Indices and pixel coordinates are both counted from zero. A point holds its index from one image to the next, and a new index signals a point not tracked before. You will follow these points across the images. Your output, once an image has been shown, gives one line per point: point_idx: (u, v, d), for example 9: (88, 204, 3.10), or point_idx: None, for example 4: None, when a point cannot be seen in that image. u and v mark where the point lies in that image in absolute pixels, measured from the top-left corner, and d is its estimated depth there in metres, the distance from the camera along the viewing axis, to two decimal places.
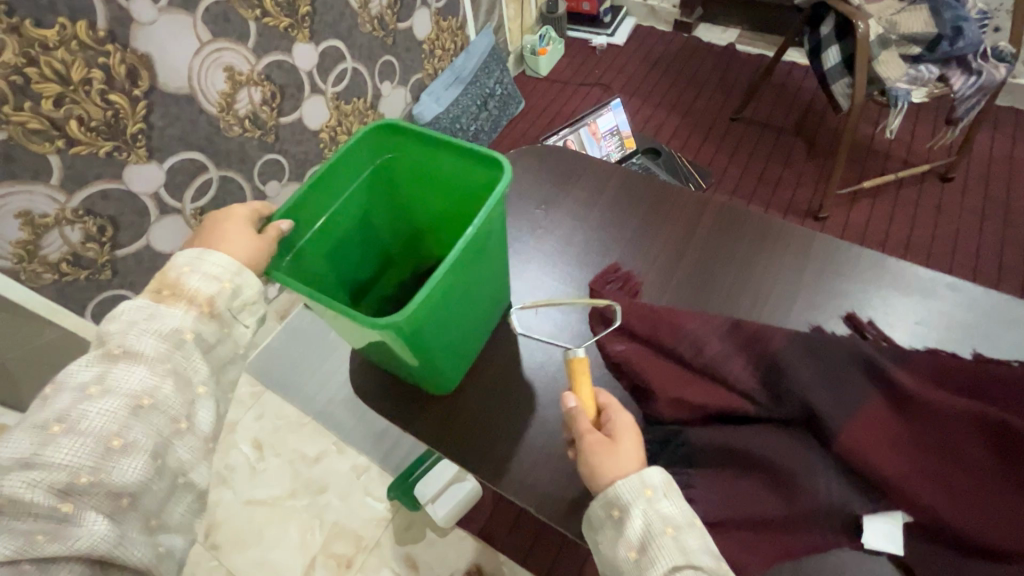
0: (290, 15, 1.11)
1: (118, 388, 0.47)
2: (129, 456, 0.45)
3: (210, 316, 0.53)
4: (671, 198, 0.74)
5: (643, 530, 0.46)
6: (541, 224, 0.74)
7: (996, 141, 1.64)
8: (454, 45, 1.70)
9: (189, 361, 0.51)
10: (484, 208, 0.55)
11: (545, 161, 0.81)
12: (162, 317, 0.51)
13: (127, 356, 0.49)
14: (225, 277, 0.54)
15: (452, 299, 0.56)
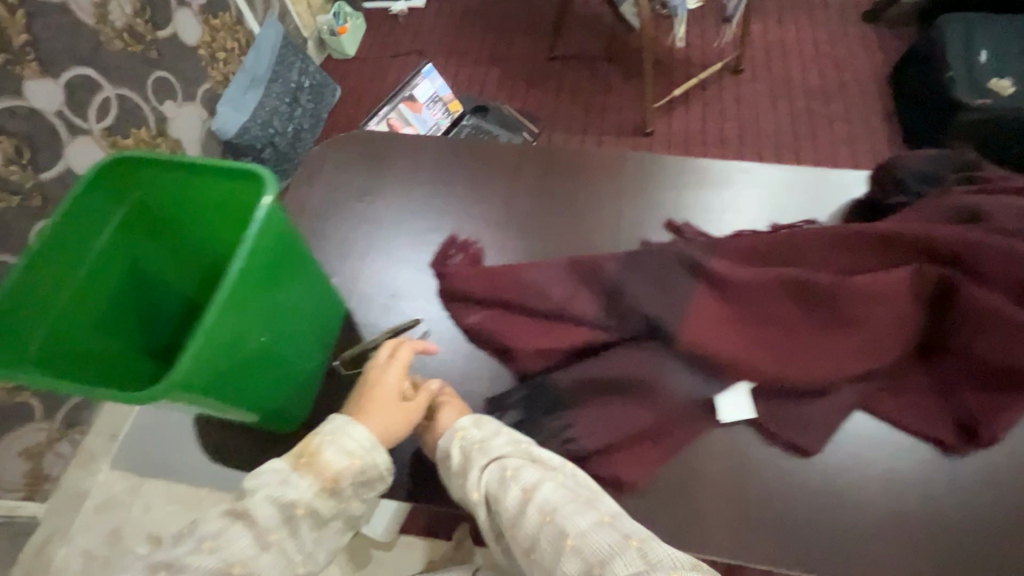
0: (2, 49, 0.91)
1: (229, 549, 0.45)
2: None
3: (329, 492, 0.50)
4: (489, 154, 0.73)
5: (499, 480, 0.48)
6: (368, 217, 0.70)
7: (768, 28, 1.84)
8: (237, 44, 1.52)
9: (291, 535, 0.48)
10: (253, 232, 0.47)
11: (354, 149, 0.75)
12: (291, 485, 0.49)
13: (244, 520, 0.47)
14: (359, 451, 0.51)
15: (250, 343, 0.49)
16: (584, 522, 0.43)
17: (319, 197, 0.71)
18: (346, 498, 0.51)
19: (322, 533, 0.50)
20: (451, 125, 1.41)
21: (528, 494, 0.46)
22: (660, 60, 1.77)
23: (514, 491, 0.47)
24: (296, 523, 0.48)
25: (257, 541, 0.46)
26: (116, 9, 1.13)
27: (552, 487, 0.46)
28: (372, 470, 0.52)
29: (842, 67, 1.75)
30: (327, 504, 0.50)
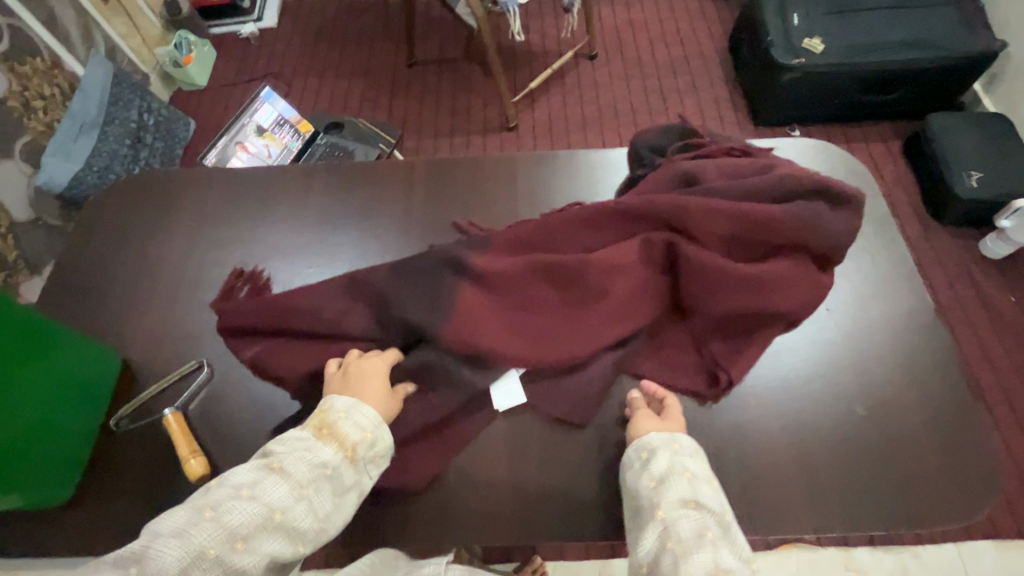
0: None
1: (268, 496, 0.49)
2: (254, 553, 0.46)
3: (352, 461, 0.55)
4: (273, 185, 0.81)
5: (661, 465, 0.55)
6: (156, 257, 0.76)
7: (615, 12, 1.92)
8: (59, 89, 1.41)
9: (319, 496, 0.52)
10: None
11: (148, 196, 0.82)
12: (316, 452, 0.54)
13: (280, 475, 0.51)
14: (368, 428, 0.57)
15: None
16: (731, 560, 0.48)
17: (111, 246, 0.78)
18: (360, 470, 0.56)
19: (340, 499, 0.54)
20: (304, 146, 1.37)
21: (685, 510, 0.51)
22: (517, 55, 1.80)
23: (683, 492, 0.53)
24: (321, 483, 0.53)
25: (293, 494, 0.51)
26: None
27: (699, 517, 0.50)
28: (380, 446, 0.58)
29: (686, 41, 1.85)
30: (346, 473, 0.55)
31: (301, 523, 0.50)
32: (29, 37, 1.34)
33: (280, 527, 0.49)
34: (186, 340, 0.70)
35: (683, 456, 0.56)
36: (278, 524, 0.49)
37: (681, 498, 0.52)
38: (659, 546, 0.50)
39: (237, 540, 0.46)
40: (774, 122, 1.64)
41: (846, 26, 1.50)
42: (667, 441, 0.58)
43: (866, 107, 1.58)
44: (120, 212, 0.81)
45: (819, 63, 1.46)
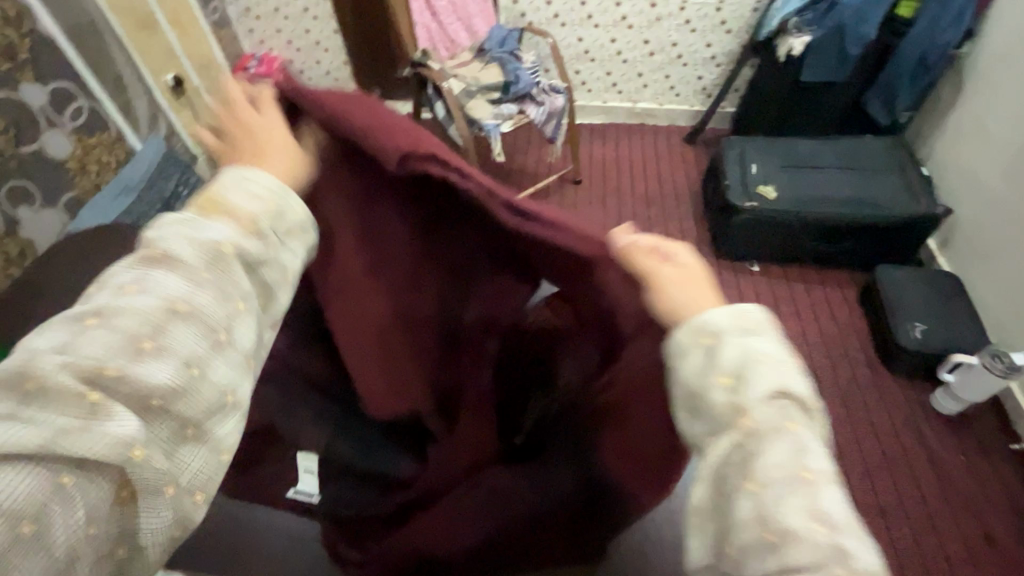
0: None
1: (155, 286, 0.37)
2: (161, 362, 0.35)
3: (252, 230, 0.43)
4: None
5: (718, 346, 0.41)
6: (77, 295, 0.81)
7: (605, 147, 2.17)
8: (115, 159, 1.71)
9: (230, 276, 0.40)
10: None
11: (91, 239, 0.87)
12: (203, 225, 0.41)
13: (168, 262, 0.39)
14: (267, 193, 0.45)
15: None
16: (793, 453, 0.35)
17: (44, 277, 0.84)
18: (272, 238, 0.44)
19: (260, 276, 0.43)
20: None
21: (772, 400, 0.37)
22: (508, 173, 2.04)
23: (769, 378, 0.38)
24: (223, 260, 0.40)
25: (187, 278, 0.38)
26: None
27: (782, 405, 0.37)
28: (288, 209, 0.46)
29: (666, 177, 2.04)
30: (250, 243, 0.42)
31: (210, 307, 0.38)
32: (101, 117, 1.65)
33: (189, 314, 0.37)
34: None
35: (734, 331, 0.41)
36: (176, 312, 0.37)
37: (730, 383, 0.39)
38: (724, 430, 0.38)
39: (143, 341, 0.35)
40: (734, 257, 1.74)
41: (799, 179, 1.64)
42: (705, 325, 0.41)
43: (816, 253, 1.67)
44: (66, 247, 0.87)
45: (770, 209, 1.59)
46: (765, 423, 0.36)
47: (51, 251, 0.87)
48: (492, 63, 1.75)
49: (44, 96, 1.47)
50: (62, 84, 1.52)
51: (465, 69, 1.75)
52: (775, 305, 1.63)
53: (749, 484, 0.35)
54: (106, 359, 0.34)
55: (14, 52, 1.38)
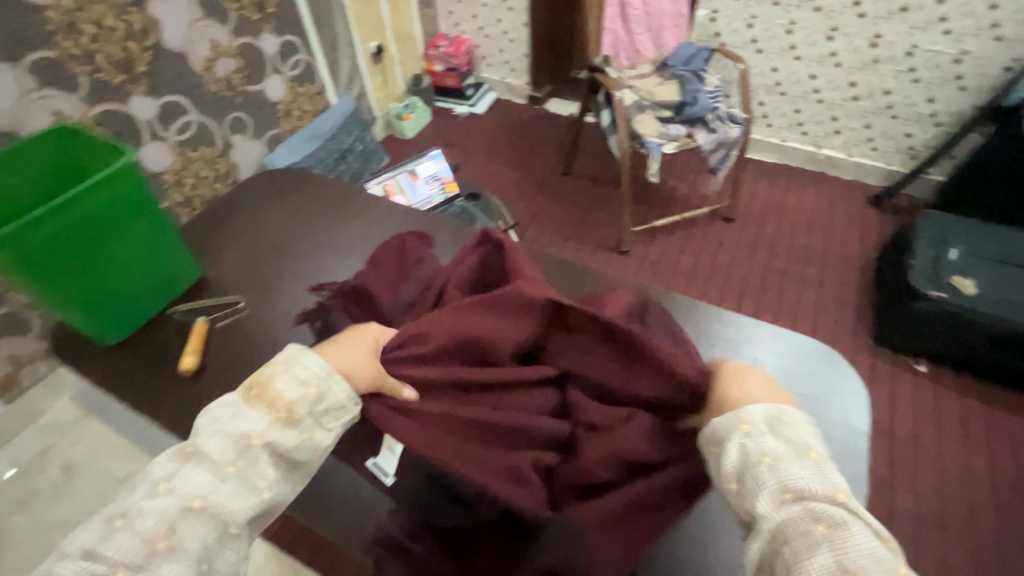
0: (125, 72, 1.31)
1: (184, 485, 0.51)
2: (171, 558, 0.47)
3: (285, 421, 0.56)
4: (366, 201, 0.92)
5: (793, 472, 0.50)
6: (256, 217, 0.92)
7: (770, 191, 1.98)
8: (314, 108, 1.94)
9: (251, 466, 0.53)
10: (107, 170, 0.67)
11: (282, 176, 1.00)
12: (243, 421, 0.55)
13: (200, 462, 0.52)
14: (312, 381, 0.58)
15: (79, 249, 0.67)
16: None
17: (239, 195, 0.97)
18: (303, 427, 0.57)
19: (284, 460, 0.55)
20: (443, 201, 1.63)
21: (782, 509, 0.48)
22: (656, 195, 1.96)
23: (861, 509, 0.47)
24: (251, 452, 0.54)
25: (213, 475, 0.52)
26: (222, 65, 1.54)
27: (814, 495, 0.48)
28: (327, 400, 0.58)
29: (834, 237, 1.81)
30: (282, 432, 0.55)
31: (230, 502, 0.51)
32: (312, 71, 1.88)
33: (203, 510, 0.50)
34: (233, 281, 0.83)
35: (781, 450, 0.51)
36: (196, 508, 0.50)
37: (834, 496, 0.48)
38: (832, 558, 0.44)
39: (159, 541, 0.47)
40: (897, 348, 1.49)
41: (1012, 279, 1.35)
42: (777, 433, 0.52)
43: (1016, 375, 1.36)
44: (262, 178, 1.00)
45: (962, 305, 1.33)
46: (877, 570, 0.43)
47: (248, 180, 1.00)
48: (672, 81, 1.67)
49: (276, 45, 1.71)
50: (291, 38, 1.76)
51: (643, 82, 1.70)
52: (936, 420, 1.37)
53: None
54: (140, 550, 0.47)
55: (264, 5, 1.62)
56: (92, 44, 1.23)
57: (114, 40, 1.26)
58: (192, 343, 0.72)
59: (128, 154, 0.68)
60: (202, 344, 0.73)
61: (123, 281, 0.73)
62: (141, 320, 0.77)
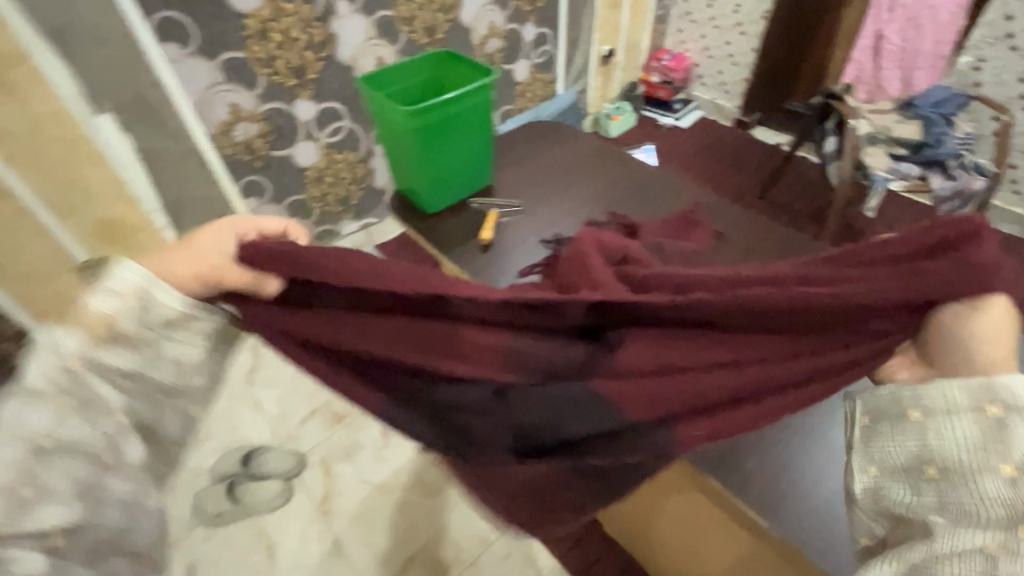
0: (427, 37, 1.68)
1: (25, 424, 0.46)
2: (45, 503, 0.45)
3: (111, 334, 0.51)
4: (618, 159, 1.11)
5: (968, 425, 0.48)
6: (527, 151, 1.13)
7: None
8: (544, 93, 2.19)
9: (92, 387, 0.50)
10: (472, 85, 0.88)
11: (548, 128, 1.20)
12: (68, 347, 0.49)
13: (30, 400, 0.47)
14: (130, 291, 0.52)
15: (437, 138, 0.89)
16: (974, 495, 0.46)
17: (514, 134, 1.19)
18: (149, 338, 0.53)
19: (133, 377, 0.53)
20: None
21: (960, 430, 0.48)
22: (859, 237, 1.87)
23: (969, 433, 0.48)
24: (90, 376, 0.50)
25: (58, 410, 0.48)
26: (491, 43, 1.86)
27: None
28: (160, 306, 0.53)
29: None
30: (120, 348, 0.52)
31: (81, 430, 0.48)
32: (552, 62, 2.12)
33: (66, 447, 0.47)
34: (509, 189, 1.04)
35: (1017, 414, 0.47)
36: (45, 448, 0.46)
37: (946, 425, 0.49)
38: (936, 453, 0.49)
39: (17, 489, 0.44)
40: None
41: None
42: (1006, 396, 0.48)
43: None
44: (532, 127, 1.21)
45: None
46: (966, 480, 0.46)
47: (516, 127, 1.23)
48: (915, 120, 1.61)
49: (533, 35, 1.97)
50: (546, 31, 2.01)
51: (880, 117, 1.65)
52: None
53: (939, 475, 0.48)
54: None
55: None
56: (415, 11, 1.60)
57: (429, 10, 1.63)
58: (487, 224, 0.93)
59: (494, 72, 0.90)
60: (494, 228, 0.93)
61: (453, 166, 0.94)
62: (448, 204, 0.99)
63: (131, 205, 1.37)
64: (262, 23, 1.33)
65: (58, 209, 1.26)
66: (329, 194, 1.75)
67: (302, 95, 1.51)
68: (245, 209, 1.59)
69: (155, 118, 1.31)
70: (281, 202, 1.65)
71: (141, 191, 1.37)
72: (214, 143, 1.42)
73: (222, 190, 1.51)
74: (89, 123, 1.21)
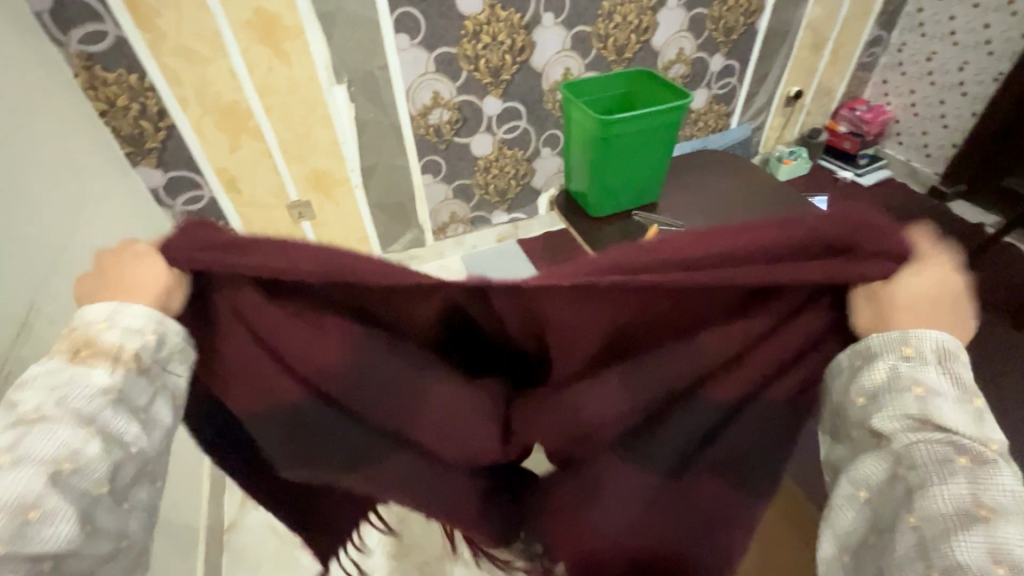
0: (616, 56, 1.75)
1: (27, 449, 0.41)
2: (50, 524, 0.40)
3: (136, 369, 0.47)
4: (793, 202, 1.07)
5: (845, 377, 0.50)
6: (697, 177, 1.15)
7: None
8: (715, 125, 2.15)
9: (114, 416, 0.45)
10: (666, 106, 0.93)
11: (724, 159, 1.21)
12: (78, 380, 0.44)
13: (38, 421, 0.42)
14: (139, 324, 0.47)
15: (621, 150, 0.95)
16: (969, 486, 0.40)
17: (688, 160, 1.21)
18: (160, 374, 0.48)
19: (145, 412, 0.47)
20: None
21: (920, 434, 0.43)
22: None
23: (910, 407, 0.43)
24: (104, 410, 0.44)
25: (79, 432, 0.43)
26: (675, 69, 1.88)
27: (897, 417, 0.44)
28: (169, 339, 0.49)
29: None
30: (134, 378, 0.47)
31: (98, 456, 0.43)
32: (733, 95, 2.08)
33: (71, 476, 0.42)
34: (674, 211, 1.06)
35: (894, 358, 0.46)
36: (56, 475, 0.41)
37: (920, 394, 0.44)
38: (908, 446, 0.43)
39: (28, 511, 0.39)
40: None
41: None
42: (868, 347, 0.48)
43: None
44: (706, 156, 1.22)
45: None
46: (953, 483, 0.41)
47: (689, 152, 1.25)
48: None
49: (720, 66, 1.95)
50: (734, 63, 1.97)
51: None
52: None
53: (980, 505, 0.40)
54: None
55: (731, 32, 1.87)
56: (612, 29, 1.68)
57: (625, 30, 1.70)
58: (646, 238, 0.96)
59: (690, 94, 0.92)
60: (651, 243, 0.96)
61: (624, 177, 0.98)
62: (612, 213, 1.04)
63: (338, 162, 1.63)
64: (477, 25, 1.50)
65: (288, 154, 1.55)
66: (491, 184, 1.91)
67: (493, 92, 1.67)
68: (421, 183, 1.79)
69: (375, 94, 1.53)
70: (450, 182, 1.84)
71: (349, 153, 1.62)
72: (412, 122, 1.63)
73: (407, 163, 1.72)
74: (327, 91, 1.47)
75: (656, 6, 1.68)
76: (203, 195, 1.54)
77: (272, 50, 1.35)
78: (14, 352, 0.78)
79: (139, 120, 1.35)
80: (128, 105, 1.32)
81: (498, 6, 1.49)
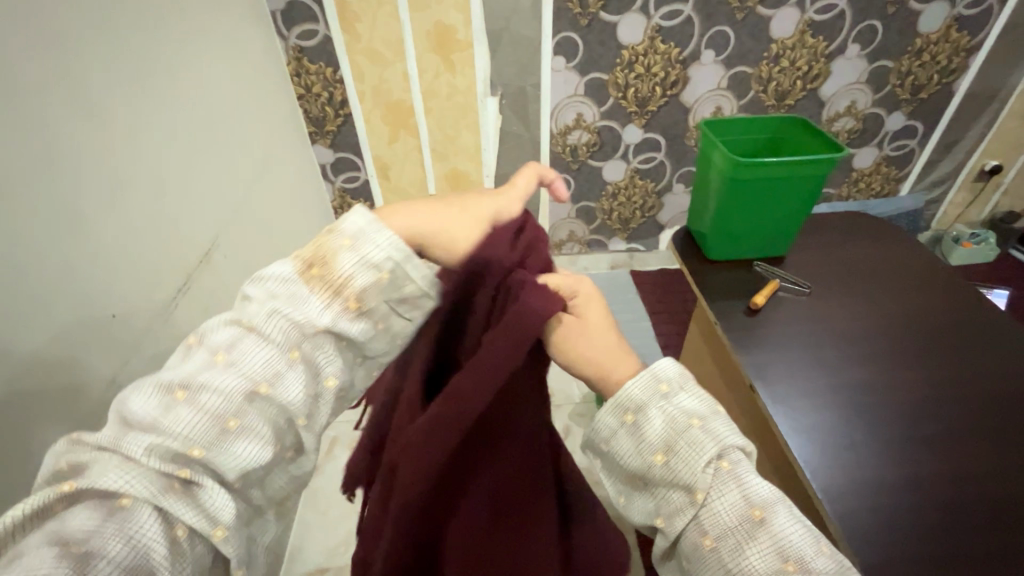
0: (776, 101, 1.66)
1: (246, 363, 0.44)
2: (243, 440, 0.42)
3: (354, 312, 0.47)
4: (951, 287, 0.94)
5: (628, 443, 0.45)
6: (836, 240, 1.05)
7: None
8: (880, 189, 1.93)
9: (321, 353, 0.47)
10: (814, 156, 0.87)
11: (876, 225, 1.09)
12: (305, 305, 0.46)
13: (257, 338, 0.45)
14: (383, 258, 0.47)
15: (753, 193, 0.91)
16: (695, 513, 0.41)
17: (833, 219, 1.11)
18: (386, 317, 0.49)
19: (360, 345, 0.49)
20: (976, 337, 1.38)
21: (649, 461, 0.43)
22: None
23: (645, 437, 0.43)
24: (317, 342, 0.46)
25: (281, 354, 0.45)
26: (842, 123, 1.74)
27: (691, 458, 0.41)
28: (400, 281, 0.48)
29: None
30: (360, 325, 0.48)
31: (294, 388, 0.45)
32: (909, 160, 1.85)
33: (261, 399, 0.43)
34: (796, 268, 0.98)
35: (658, 401, 0.44)
36: (257, 394, 0.43)
37: (661, 458, 0.43)
38: (644, 464, 0.44)
39: (230, 420, 0.42)
40: None
41: None
42: (628, 401, 0.44)
43: None
44: (855, 219, 1.11)
45: None
46: (669, 496, 0.43)
47: (835, 212, 1.15)
48: None
49: (898, 125, 1.76)
50: (917, 124, 1.76)
51: None
52: None
53: (703, 534, 0.41)
54: (204, 440, 0.41)
55: (919, 89, 1.67)
56: (776, 73, 1.60)
57: (790, 76, 1.61)
58: (762, 290, 0.91)
59: (846, 149, 0.86)
60: (766, 295, 0.90)
61: (753, 225, 0.94)
62: (730, 257, 1.00)
63: (476, 168, 1.70)
64: (633, 55, 1.53)
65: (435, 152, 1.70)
66: (615, 210, 1.91)
67: (636, 121, 1.68)
68: (547, 198, 1.86)
69: (521, 108, 1.63)
70: (575, 202, 1.88)
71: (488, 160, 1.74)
72: (552, 139, 1.70)
73: (538, 177, 1.79)
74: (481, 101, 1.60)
75: (832, 53, 1.57)
76: (359, 177, 1.76)
77: (441, 59, 1.46)
78: (191, 274, 0.96)
79: (325, 106, 1.58)
80: (319, 93, 1.55)
81: (658, 38, 1.50)
